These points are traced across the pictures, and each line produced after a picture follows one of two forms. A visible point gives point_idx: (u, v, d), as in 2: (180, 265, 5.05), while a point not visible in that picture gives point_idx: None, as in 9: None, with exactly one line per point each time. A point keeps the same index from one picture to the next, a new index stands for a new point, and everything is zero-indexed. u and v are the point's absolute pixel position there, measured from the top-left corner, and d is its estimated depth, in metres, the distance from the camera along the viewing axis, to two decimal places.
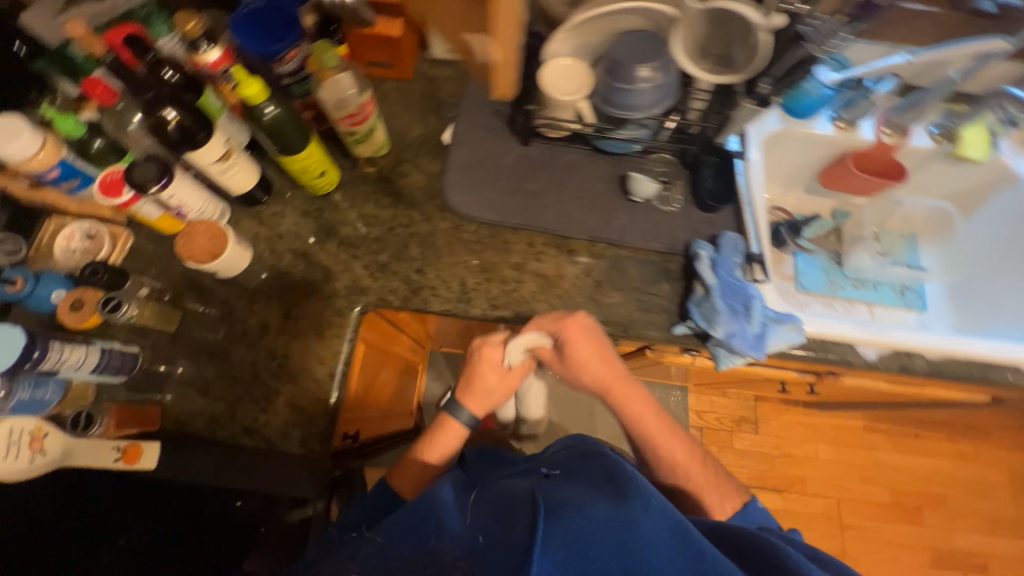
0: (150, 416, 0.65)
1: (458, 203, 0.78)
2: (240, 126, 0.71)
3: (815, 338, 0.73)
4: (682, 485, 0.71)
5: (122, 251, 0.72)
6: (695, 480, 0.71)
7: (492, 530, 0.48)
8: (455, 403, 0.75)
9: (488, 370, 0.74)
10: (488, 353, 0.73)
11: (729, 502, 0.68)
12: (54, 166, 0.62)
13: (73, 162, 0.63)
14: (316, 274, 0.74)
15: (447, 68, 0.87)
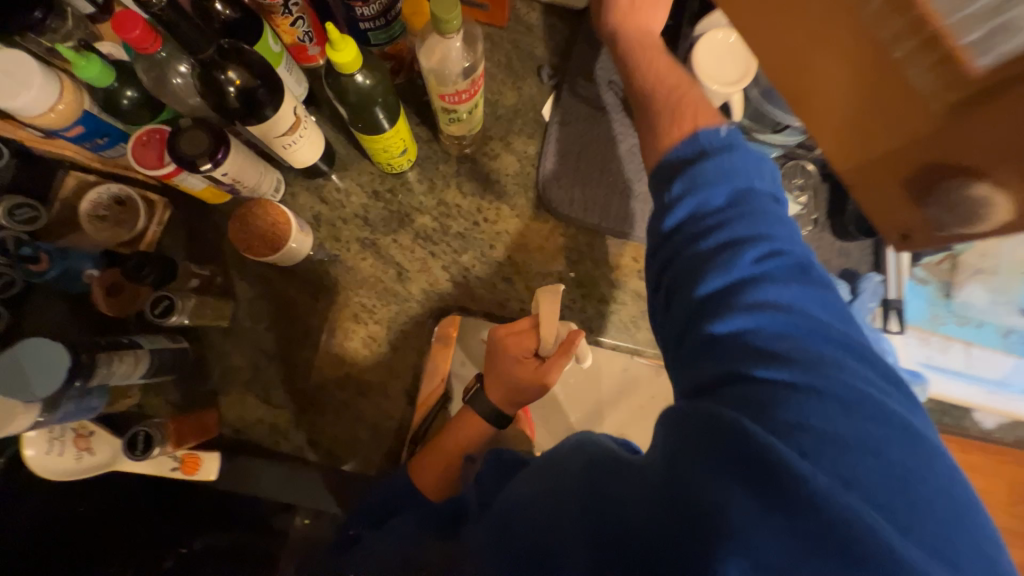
0: (209, 422, 0.58)
1: (557, 200, 0.65)
2: (298, 76, 0.57)
3: (933, 399, 0.67)
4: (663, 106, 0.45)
5: (160, 224, 0.60)
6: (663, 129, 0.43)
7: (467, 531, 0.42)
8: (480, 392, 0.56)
9: (518, 369, 0.53)
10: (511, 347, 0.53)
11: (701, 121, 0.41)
12: (76, 122, 0.48)
13: (97, 116, 0.49)
14: (388, 272, 0.64)
15: (552, 16, 0.69)
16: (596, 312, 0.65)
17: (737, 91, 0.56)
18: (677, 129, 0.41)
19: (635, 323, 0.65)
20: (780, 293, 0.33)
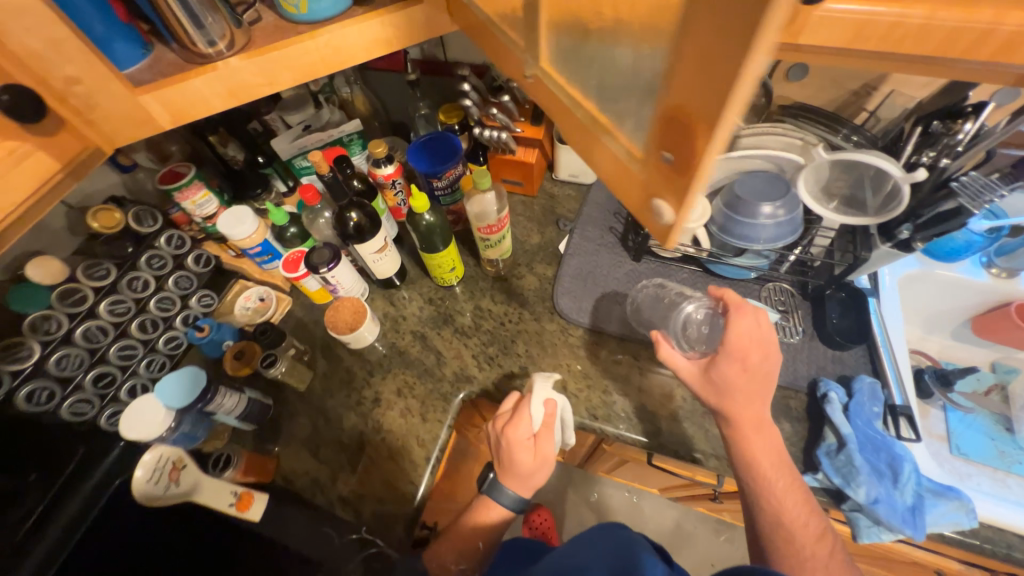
0: (268, 466, 0.71)
1: (567, 307, 0.82)
2: (391, 223, 0.87)
3: (991, 527, 0.60)
4: (794, 545, 0.55)
5: (281, 314, 0.84)
6: (805, 549, 0.55)
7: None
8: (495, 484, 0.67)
9: (519, 453, 0.64)
10: (510, 435, 0.64)
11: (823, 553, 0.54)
12: (257, 244, 0.77)
13: (271, 242, 0.79)
14: (430, 357, 0.80)
15: (568, 188, 0.98)
16: (599, 400, 0.74)
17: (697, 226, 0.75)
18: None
19: (636, 412, 0.72)
20: None
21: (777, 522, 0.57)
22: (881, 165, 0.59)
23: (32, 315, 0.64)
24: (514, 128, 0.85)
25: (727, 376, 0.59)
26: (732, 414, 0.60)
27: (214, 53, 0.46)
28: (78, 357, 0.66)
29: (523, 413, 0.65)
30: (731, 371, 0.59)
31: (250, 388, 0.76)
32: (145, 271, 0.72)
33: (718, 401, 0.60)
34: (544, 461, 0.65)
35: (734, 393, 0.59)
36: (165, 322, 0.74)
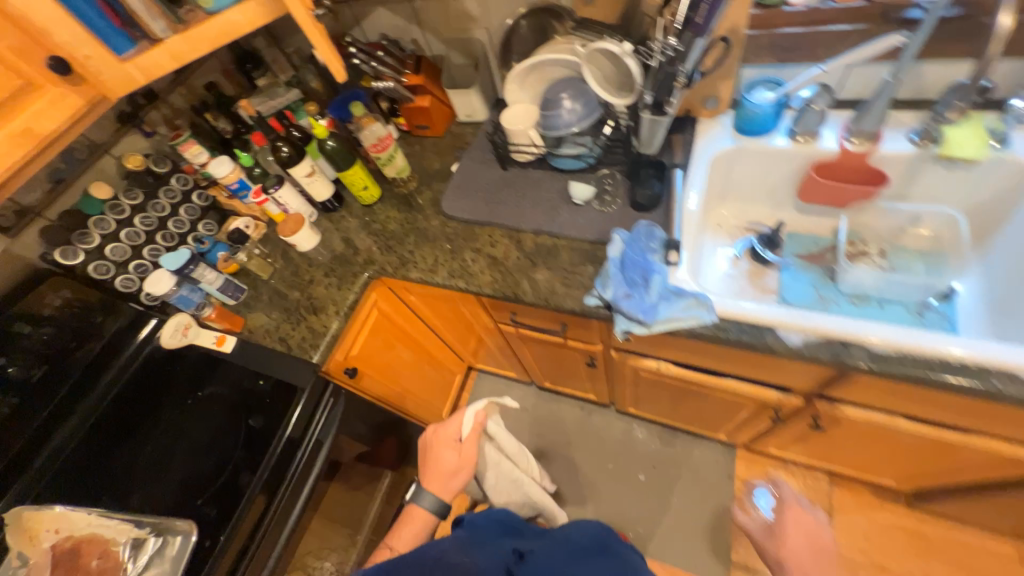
0: (238, 321, 1.04)
1: (448, 207, 1.07)
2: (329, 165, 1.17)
3: (730, 320, 0.74)
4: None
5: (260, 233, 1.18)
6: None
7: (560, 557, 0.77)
8: (420, 491, 0.93)
9: (447, 449, 0.95)
10: (442, 433, 0.95)
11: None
12: (235, 181, 1.11)
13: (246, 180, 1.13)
14: (351, 252, 1.10)
15: (468, 127, 1.23)
16: (459, 266, 0.97)
17: (527, 127, 0.96)
18: None
19: (484, 271, 0.95)
20: None
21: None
22: (605, 44, 0.79)
23: (93, 216, 1.00)
24: (401, 78, 1.11)
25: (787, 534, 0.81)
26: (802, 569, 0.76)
27: (164, 37, 0.78)
28: (122, 248, 1.02)
29: (456, 422, 0.96)
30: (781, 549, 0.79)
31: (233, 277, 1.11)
32: (164, 198, 1.08)
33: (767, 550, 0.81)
34: (466, 461, 0.94)
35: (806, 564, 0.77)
36: (179, 236, 1.09)
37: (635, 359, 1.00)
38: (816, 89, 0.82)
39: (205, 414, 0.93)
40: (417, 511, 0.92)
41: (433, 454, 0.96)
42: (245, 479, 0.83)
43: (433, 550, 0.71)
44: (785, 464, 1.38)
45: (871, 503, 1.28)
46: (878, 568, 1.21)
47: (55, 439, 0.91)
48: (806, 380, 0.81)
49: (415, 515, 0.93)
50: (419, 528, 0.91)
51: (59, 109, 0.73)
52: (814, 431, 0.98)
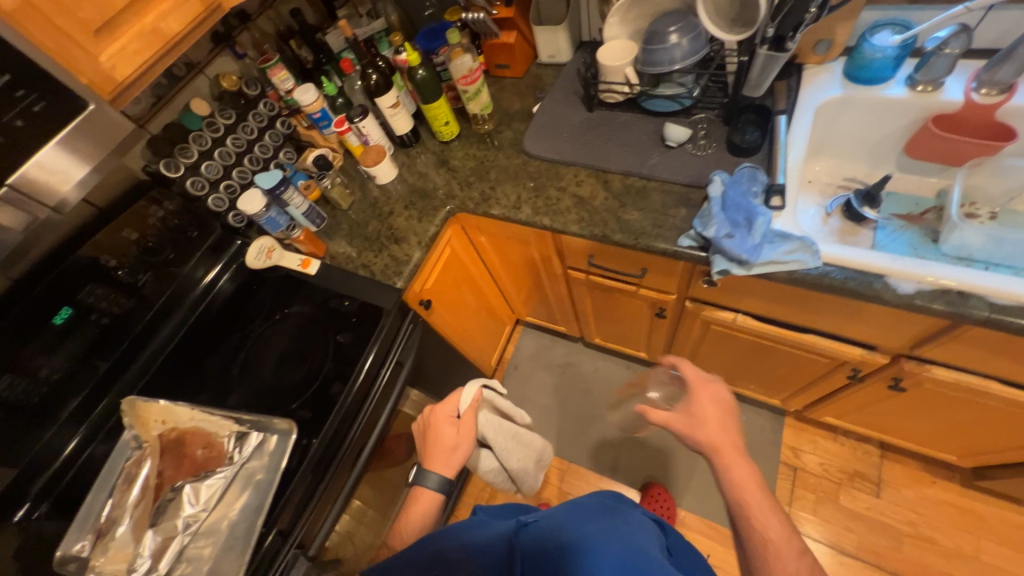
0: (321, 246, 1.07)
1: (531, 146, 1.06)
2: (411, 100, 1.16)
3: (836, 266, 0.73)
4: (782, 563, 0.58)
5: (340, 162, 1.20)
6: (791, 565, 0.58)
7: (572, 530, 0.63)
8: (421, 472, 0.81)
9: (445, 426, 0.84)
10: (440, 408, 0.85)
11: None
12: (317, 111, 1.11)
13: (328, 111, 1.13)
14: (430, 187, 1.11)
15: (549, 69, 1.20)
16: (543, 204, 0.98)
17: (625, 65, 0.94)
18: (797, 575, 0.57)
19: (569, 210, 0.95)
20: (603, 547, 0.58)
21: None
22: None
23: (193, 131, 1.02)
24: (492, 11, 1.09)
25: (703, 409, 0.74)
26: (712, 443, 0.71)
27: None
28: (215, 167, 1.04)
29: (453, 397, 0.86)
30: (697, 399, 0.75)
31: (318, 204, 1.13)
32: (253, 122, 1.10)
33: (685, 431, 0.73)
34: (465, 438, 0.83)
35: (710, 427, 0.71)
36: (263, 161, 1.12)
37: (711, 310, 1.00)
38: (956, 30, 0.78)
39: (293, 329, 0.98)
40: (429, 492, 0.80)
41: (430, 434, 0.85)
42: (337, 389, 0.88)
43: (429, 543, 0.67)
44: (835, 435, 1.37)
45: (922, 478, 1.28)
46: (925, 540, 1.21)
47: (158, 336, 1.00)
48: (900, 338, 0.80)
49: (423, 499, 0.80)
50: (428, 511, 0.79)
51: (185, 12, 0.74)
52: (887, 394, 0.97)
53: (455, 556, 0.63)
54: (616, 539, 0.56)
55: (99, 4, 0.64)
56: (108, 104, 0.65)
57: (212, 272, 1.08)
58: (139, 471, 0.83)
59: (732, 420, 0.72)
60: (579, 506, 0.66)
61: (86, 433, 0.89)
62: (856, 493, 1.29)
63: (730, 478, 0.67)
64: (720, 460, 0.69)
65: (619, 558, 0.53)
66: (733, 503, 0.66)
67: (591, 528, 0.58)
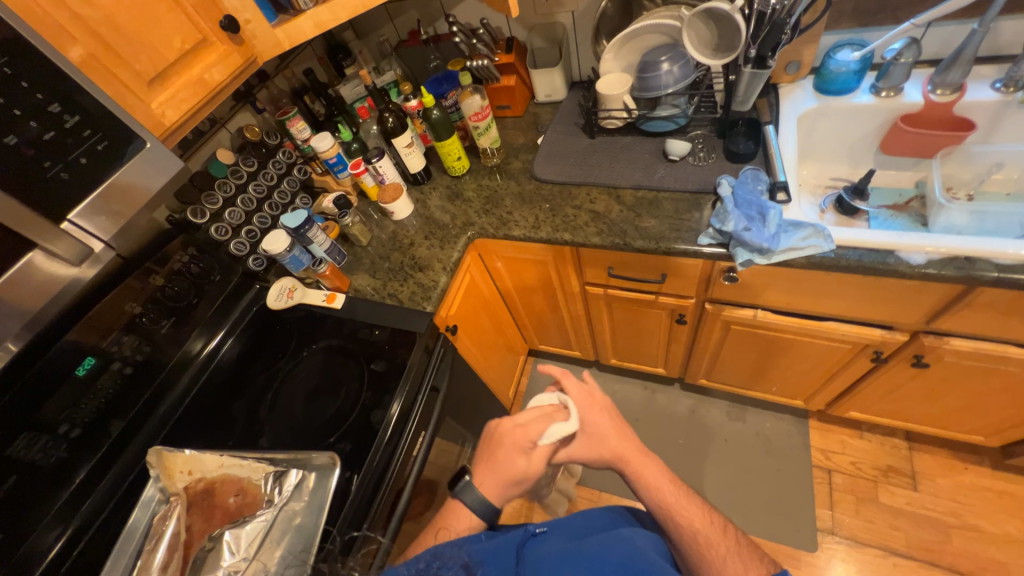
0: (345, 281, 1.08)
1: (541, 171, 1.13)
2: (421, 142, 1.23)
3: (849, 247, 0.78)
4: (713, 548, 0.64)
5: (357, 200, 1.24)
6: (721, 547, 0.64)
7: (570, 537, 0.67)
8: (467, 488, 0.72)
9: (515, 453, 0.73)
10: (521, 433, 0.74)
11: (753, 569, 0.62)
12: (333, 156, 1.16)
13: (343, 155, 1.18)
14: (448, 217, 1.16)
15: (547, 106, 1.31)
16: (561, 221, 1.03)
17: (623, 92, 1.03)
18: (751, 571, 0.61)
19: (587, 224, 1.00)
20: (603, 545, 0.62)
21: (720, 563, 0.63)
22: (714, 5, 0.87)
23: (218, 178, 1.06)
24: (494, 58, 1.20)
25: (597, 424, 0.78)
26: (616, 453, 0.76)
27: (308, 7, 0.84)
28: (238, 213, 1.08)
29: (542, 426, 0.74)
30: (592, 417, 0.78)
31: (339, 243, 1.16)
32: (273, 168, 1.15)
33: (591, 450, 0.76)
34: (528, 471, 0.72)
35: (610, 437, 0.76)
36: (283, 206, 1.16)
37: (730, 310, 1.04)
38: (908, 42, 0.89)
39: (323, 363, 0.98)
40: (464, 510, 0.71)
41: (491, 451, 0.75)
42: (377, 416, 0.87)
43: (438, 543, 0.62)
44: (861, 432, 1.38)
45: (953, 466, 1.28)
46: (972, 530, 1.19)
47: (180, 384, 0.99)
48: (917, 313, 0.85)
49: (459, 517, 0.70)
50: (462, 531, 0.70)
51: (227, 64, 0.80)
52: (910, 375, 1.01)
53: (456, 558, 0.60)
54: (619, 545, 0.61)
55: (154, 57, 0.69)
56: (160, 143, 0.69)
57: (214, 340, 1.06)
58: (166, 527, 0.76)
59: (622, 431, 0.77)
60: (588, 522, 0.71)
61: (100, 495, 0.84)
62: (893, 488, 1.28)
63: (642, 481, 0.73)
64: (629, 467, 0.74)
65: (619, 560, 0.59)
66: (654, 500, 0.71)
67: (593, 539, 0.63)
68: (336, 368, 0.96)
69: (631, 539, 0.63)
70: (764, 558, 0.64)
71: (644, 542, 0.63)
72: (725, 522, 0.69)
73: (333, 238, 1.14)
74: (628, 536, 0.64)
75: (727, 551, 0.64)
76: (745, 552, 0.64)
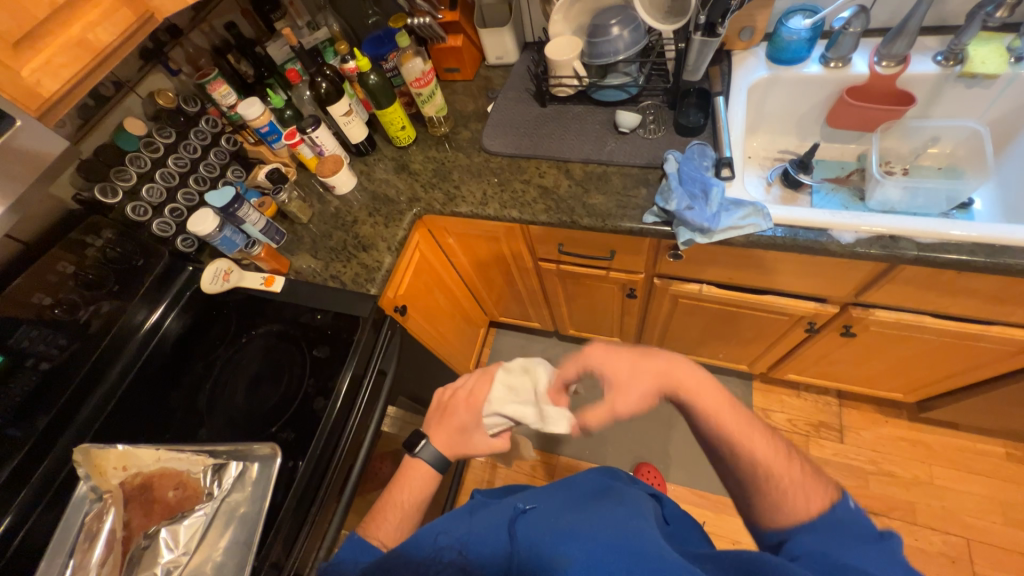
0: (284, 262, 1.03)
1: (489, 143, 1.08)
2: (362, 109, 1.14)
3: (786, 226, 0.80)
4: (774, 480, 0.55)
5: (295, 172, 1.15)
6: (784, 480, 0.55)
7: (564, 509, 0.63)
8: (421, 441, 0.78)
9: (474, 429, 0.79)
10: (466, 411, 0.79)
11: (814, 503, 0.54)
12: (265, 125, 1.06)
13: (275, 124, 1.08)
14: (393, 192, 1.10)
15: (498, 69, 1.23)
16: (509, 197, 1.00)
17: (573, 58, 0.98)
18: (816, 503, 0.53)
19: (535, 200, 0.97)
20: (597, 525, 0.56)
21: (780, 497, 0.54)
22: None
23: (128, 152, 0.96)
24: (437, 15, 1.11)
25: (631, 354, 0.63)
26: (661, 384, 0.61)
27: None
28: (157, 190, 0.99)
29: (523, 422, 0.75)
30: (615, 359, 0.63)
31: (278, 221, 1.09)
32: (196, 139, 1.05)
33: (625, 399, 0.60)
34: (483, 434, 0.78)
35: (655, 366, 0.61)
36: (210, 180, 1.07)
37: (678, 285, 1.05)
38: (856, 11, 0.86)
39: (264, 349, 0.95)
40: (424, 467, 0.76)
41: (445, 410, 0.82)
42: (320, 404, 0.85)
43: (429, 540, 0.63)
44: (799, 391, 1.48)
45: (877, 419, 1.40)
46: (887, 475, 1.33)
47: (112, 372, 0.94)
48: (846, 288, 0.88)
49: (418, 474, 0.77)
50: (425, 486, 0.76)
51: (115, 22, 0.70)
52: (840, 343, 1.07)
53: (454, 560, 0.60)
54: (611, 524, 0.56)
55: (17, 14, 0.59)
56: (36, 121, 0.61)
57: (155, 314, 1.01)
58: (103, 525, 0.74)
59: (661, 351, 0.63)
60: (575, 494, 0.68)
61: (26, 497, 0.80)
62: (823, 441, 1.40)
63: (702, 412, 0.59)
64: (688, 398, 0.59)
65: (611, 539, 0.53)
66: (711, 429, 0.59)
67: (587, 518, 0.58)
68: (279, 355, 0.93)
69: (626, 515, 0.58)
70: (827, 484, 0.56)
71: (639, 520, 0.57)
72: (787, 448, 0.58)
73: (269, 216, 1.07)
74: (623, 512, 0.59)
75: (791, 485, 0.55)
76: (806, 483, 0.55)
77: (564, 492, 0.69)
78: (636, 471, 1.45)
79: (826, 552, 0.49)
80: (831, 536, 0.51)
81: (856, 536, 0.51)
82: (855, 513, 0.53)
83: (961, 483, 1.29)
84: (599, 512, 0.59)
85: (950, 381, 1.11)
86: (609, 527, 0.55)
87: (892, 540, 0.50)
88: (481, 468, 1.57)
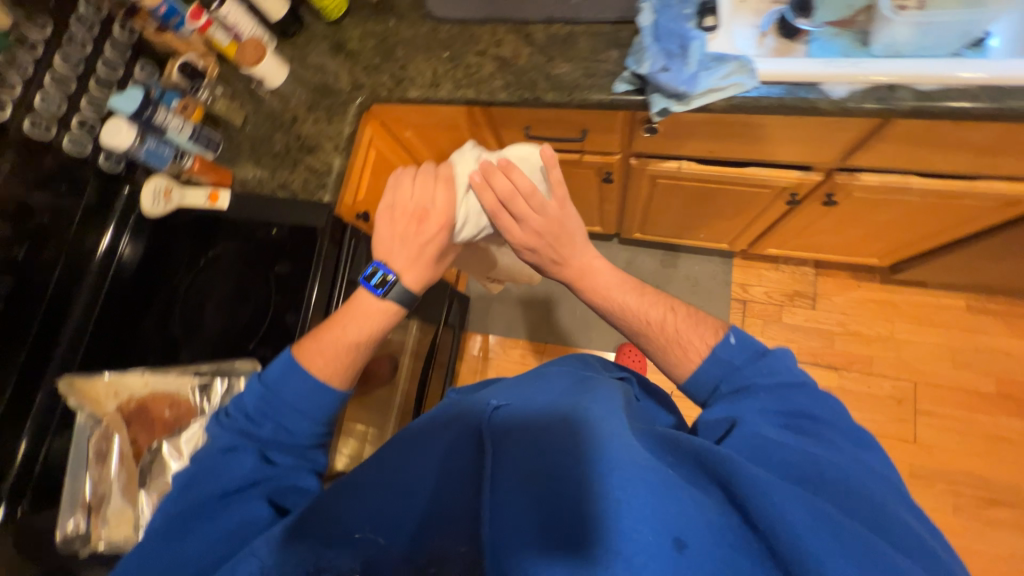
0: (225, 174, 0.94)
1: (435, 8, 0.91)
2: None
3: (772, 82, 0.70)
4: (664, 333, 0.60)
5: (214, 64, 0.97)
6: (672, 329, 0.60)
7: (526, 414, 0.54)
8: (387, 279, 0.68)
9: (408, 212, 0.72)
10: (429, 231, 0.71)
11: (698, 346, 0.57)
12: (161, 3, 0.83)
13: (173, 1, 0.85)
14: (329, 79, 0.95)
15: None
16: (463, 75, 0.87)
17: None
18: (696, 357, 0.57)
19: (493, 76, 0.85)
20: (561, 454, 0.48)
21: (665, 351, 0.60)
22: None
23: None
24: None
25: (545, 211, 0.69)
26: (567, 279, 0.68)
27: None
28: (54, 98, 0.84)
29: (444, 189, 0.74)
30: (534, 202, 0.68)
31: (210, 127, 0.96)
32: (80, 30, 0.86)
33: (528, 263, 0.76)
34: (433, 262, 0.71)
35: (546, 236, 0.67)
36: (114, 82, 0.92)
37: (655, 164, 0.98)
38: None
39: (224, 273, 0.90)
40: (380, 304, 0.68)
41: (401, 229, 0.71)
42: (292, 319, 0.83)
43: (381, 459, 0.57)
44: (777, 265, 1.49)
45: (850, 284, 1.45)
46: (852, 334, 1.41)
47: (76, 308, 0.91)
48: (832, 152, 0.82)
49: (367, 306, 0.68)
50: (377, 326, 0.67)
51: None
52: (821, 212, 1.04)
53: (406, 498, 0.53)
54: (574, 451, 0.47)
55: None
56: None
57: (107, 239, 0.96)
58: (111, 444, 0.81)
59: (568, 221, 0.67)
60: (545, 389, 0.59)
61: (33, 424, 0.85)
62: (796, 309, 1.45)
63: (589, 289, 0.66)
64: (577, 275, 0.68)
65: (574, 471, 0.45)
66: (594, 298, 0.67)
67: (551, 441, 0.49)
68: (243, 277, 0.89)
69: (600, 422, 0.49)
70: (713, 322, 0.60)
71: (609, 426, 0.49)
72: (669, 305, 0.62)
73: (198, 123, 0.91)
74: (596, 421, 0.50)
75: (668, 342, 0.60)
76: (693, 325, 0.59)
77: (540, 388, 0.60)
78: (620, 350, 1.53)
79: (734, 421, 0.49)
80: (716, 371, 0.55)
81: (735, 365, 0.55)
82: (742, 342, 0.56)
83: (919, 334, 1.38)
84: (567, 422, 0.51)
85: (927, 240, 1.11)
86: (574, 454, 0.47)
87: (780, 355, 0.54)
88: (474, 359, 1.66)
